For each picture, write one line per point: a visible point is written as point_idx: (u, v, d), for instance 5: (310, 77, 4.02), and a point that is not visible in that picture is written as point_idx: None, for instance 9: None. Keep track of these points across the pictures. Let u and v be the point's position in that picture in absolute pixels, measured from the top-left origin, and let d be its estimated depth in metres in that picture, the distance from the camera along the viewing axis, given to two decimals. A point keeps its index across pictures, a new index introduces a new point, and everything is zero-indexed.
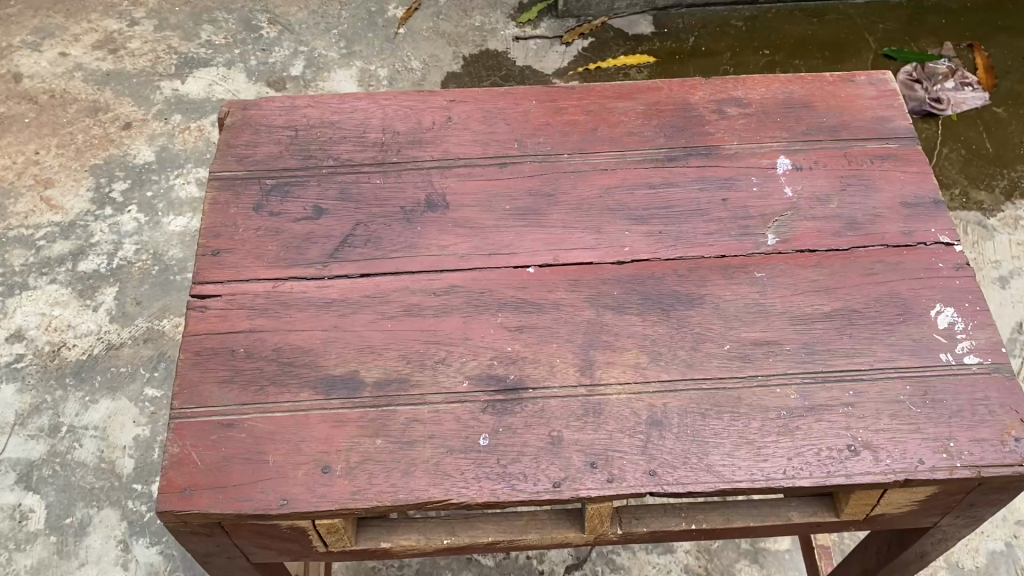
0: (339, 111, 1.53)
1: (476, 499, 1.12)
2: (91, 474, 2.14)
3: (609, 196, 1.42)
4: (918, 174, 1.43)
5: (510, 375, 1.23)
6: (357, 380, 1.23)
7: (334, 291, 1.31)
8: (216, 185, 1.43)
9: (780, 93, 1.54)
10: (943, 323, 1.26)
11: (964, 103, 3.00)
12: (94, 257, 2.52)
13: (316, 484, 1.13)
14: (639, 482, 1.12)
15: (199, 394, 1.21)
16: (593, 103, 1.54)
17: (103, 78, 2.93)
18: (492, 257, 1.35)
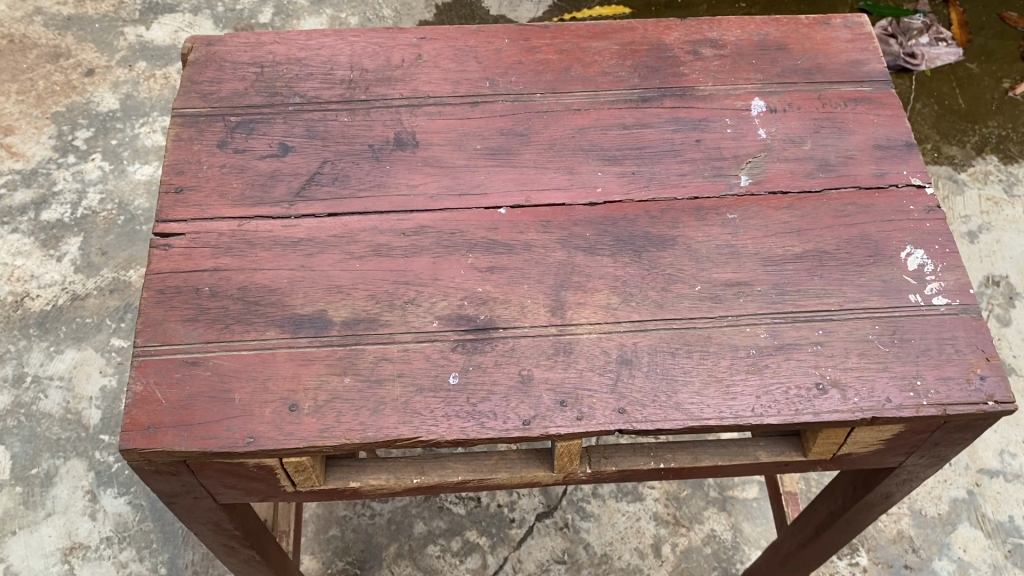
0: (306, 48, 1.49)
1: (445, 437, 1.11)
2: (57, 425, 2.11)
3: (581, 136, 1.40)
4: (891, 117, 1.42)
5: (481, 314, 1.22)
6: (325, 319, 1.21)
7: (300, 229, 1.29)
8: (179, 121, 1.39)
9: (755, 34, 1.52)
10: (913, 265, 1.26)
11: (937, 58, 3.00)
12: (57, 206, 2.47)
13: (283, 422, 1.11)
14: (608, 419, 1.12)
15: (163, 332, 1.19)
16: (566, 42, 1.51)
17: (64, 22, 2.84)
18: (462, 197, 1.33)
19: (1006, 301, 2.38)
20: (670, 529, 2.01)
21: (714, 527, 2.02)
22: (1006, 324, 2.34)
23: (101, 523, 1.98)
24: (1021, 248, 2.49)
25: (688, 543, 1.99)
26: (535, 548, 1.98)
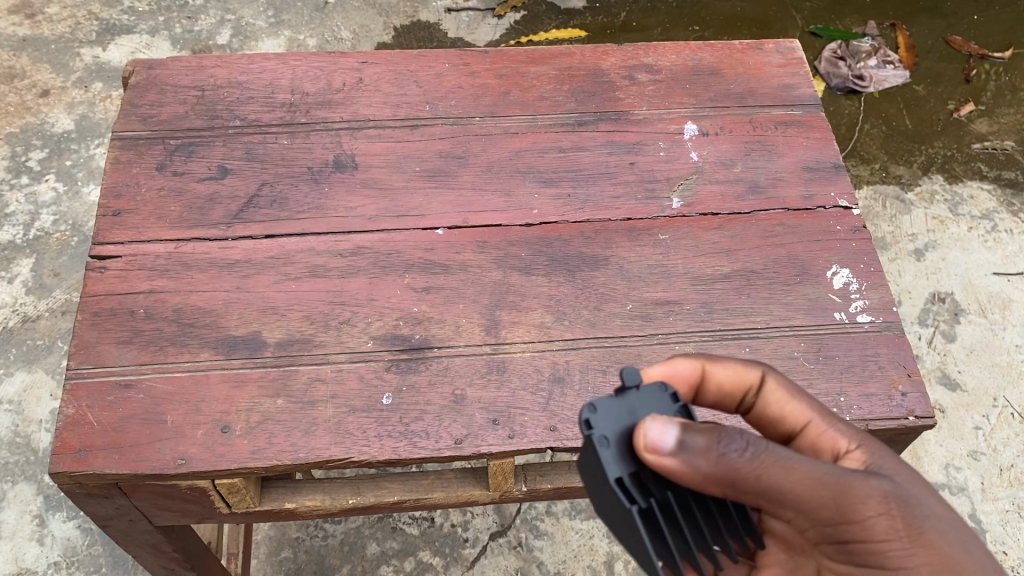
0: (248, 72, 1.51)
1: (377, 457, 1.12)
2: (4, 449, 2.08)
3: (519, 158, 1.42)
4: (819, 140, 1.47)
5: (415, 334, 1.23)
6: (259, 340, 1.22)
7: (237, 252, 1.30)
8: (119, 144, 1.40)
9: (690, 59, 1.56)
10: (839, 284, 1.30)
11: (885, 81, 3.07)
12: (9, 228, 2.45)
13: (215, 443, 1.12)
14: (539, 437, 1.14)
15: (96, 354, 1.19)
16: (505, 67, 1.54)
17: (19, 43, 2.83)
18: (400, 218, 1.35)
19: (951, 318, 2.43)
20: (623, 546, 2.01)
21: None
22: (952, 340, 2.39)
23: (48, 548, 1.96)
24: (965, 266, 2.55)
25: None
26: (488, 567, 1.97)
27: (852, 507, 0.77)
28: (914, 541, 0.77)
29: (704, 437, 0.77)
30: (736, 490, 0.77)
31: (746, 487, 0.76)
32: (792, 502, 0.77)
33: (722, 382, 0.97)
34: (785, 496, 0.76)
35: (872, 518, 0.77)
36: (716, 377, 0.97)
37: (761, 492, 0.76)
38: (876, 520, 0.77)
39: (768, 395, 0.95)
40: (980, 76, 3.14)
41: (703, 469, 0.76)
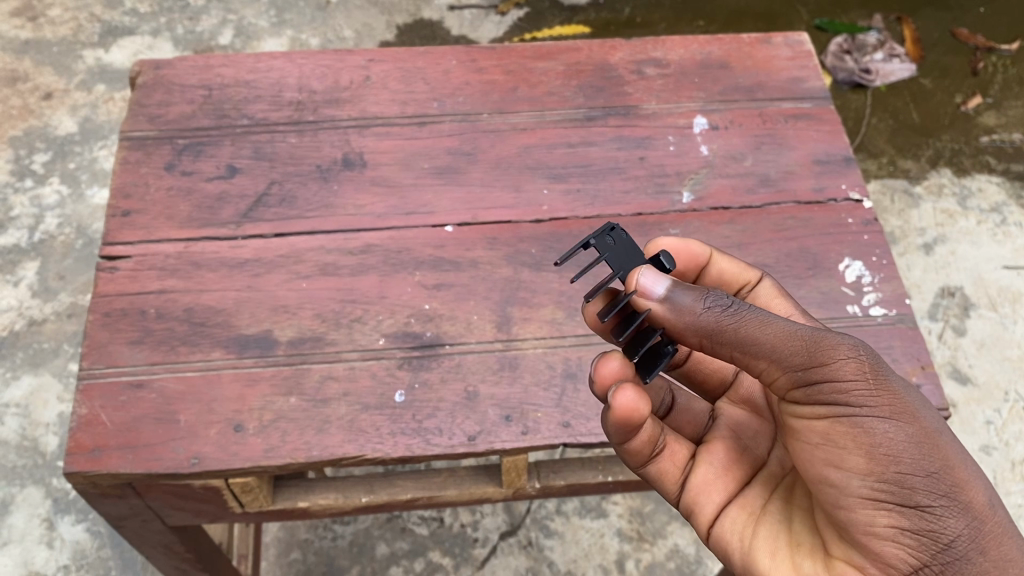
0: (255, 71, 1.50)
1: (391, 454, 1.12)
2: (13, 453, 2.08)
3: (528, 154, 1.42)
4: (829, 133, 1.46)
5: (427, 332, 1.23)
6: (271, 339, 1.21)
7: (247, 251, 1.29)
8: (127, 145, 1.39)
9: (698, 53, 1.55)
10: (852, 277, 1.29)
11: (891, 74, 3.06)
12: (14, 231, 2.45)
13: (228, 443, 1.12)
14: (553, 434, 1.14)
15: (108, 354, 1.19)
16: (513, 63, 1.53)
17: (22, 46, 2.82)
18: (410, 215, 1.34)
19: (961, 312, 2.43)
20: (634, 545, 2.01)
21: (678, 541, 2.01)
22: (962, 334, 2.39)
23: (58, 551, 1.96)
24: (975, 259, 2.55)
25: (652, 559, 1.99)
26: (499, 567, 1.97)
27: (823, 350, 0.82)
28: (875, 381, 0.82)
29: (688, 295, 0.86)
30: (712, 341, 0.85)
31: (725, 336, 0.84)
32: (765, 347, 0.82)
33: (723, 271, 1.10)
34: (758, 347, 0.82)
35: (843, 359, 0.82)
36: (720, 266, 1.10)
37: (743, 341, 0.82)
38: (845, 360, 0.82)
39: (757, 291, 1.08)
40: (987, 69, 3.14)
41: (687, 321, 0.86)
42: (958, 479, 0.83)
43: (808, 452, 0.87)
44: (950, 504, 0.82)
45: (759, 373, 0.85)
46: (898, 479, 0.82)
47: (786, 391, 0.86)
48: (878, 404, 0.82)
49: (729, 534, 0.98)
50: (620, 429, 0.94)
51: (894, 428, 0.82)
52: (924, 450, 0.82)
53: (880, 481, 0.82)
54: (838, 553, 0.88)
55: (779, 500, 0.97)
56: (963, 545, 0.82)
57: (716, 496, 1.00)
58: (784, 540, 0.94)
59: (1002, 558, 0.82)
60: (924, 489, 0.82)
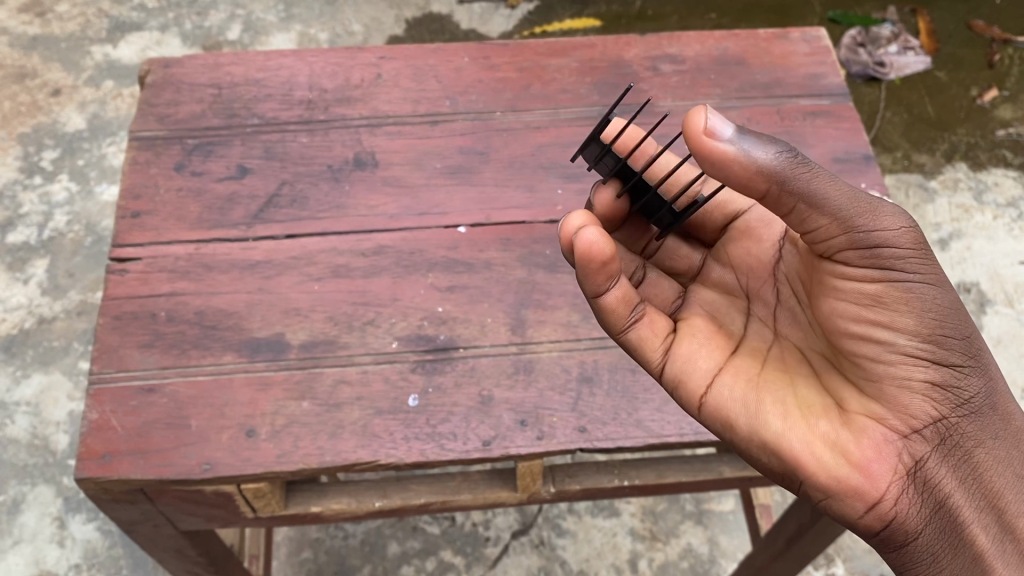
0: (265, 69, 1.48)
1: (405, 459, 1.11)
2: (23, 451, 2.08)
3: (542, 153, 1.40)
4: (848, 131, 1.44)
5: (440, 335, 1.21)
6: (283, 343, 1.20)
7: (258, 253, 1.28)
8: (136, 145, 1.38)
9: (714, 49, 1.53)
10: None
11: (906, 67, 3.03)
12: (23, 228, 2.45)
13: (240, 448, 1.11)
14: (568, 438, 1.12)
15: (119, 358, 1.18)
16: (525, 60, 1.51)
17: (30, 42, 2.82)
18: (422, 216, 1.32)
19: (977, 308, 2.40)
20: (646, 544, 1.99)
21: (691, 540, 2.00)
22: None
23: (69, 550, 1.96)
24: (991, 255, 2.52)
25: (665, 558, 1.97)
26: (511, 566, 1.96)
27: (879, 210, 0.85)
28: (927, 250, 0.86)
29: (753, 142, 0.84)
30: (783, 184, 0.83)
31: (796, 184, 0.83)
32: (832, 198, 0.83)
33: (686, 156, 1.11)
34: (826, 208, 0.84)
35: (892, 221, 0.84)
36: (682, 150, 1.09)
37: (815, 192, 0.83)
38: (903, 226, 0.85)
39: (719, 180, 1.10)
40: (1003, 61, 3.10)
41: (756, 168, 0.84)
42: (981, 342, 0.89)
43: (852, 310, 0.88)
44: (976, 363, 0.88)
45: (812, 227, 0.86)
46: (941, 340, 0.86)
47: (832, 245, 0.87)
48: (925, 270, 0.85)
49: (730, 400, 0.96)
50: (587, 275, 0.95)
51: (940, 295, 0.86)
52: (957, 313, 0.87)
53: (924, 339, 0.86)
54: (858, 411, 0.89)
55: (779, 369, 0.97)
56: (981, 401, 0.88)
57: (710, 362, 0.99)
58: (796, 402, 0.93)
59: (1007, 415, 0.90)
60: (956, 347, 0.86)
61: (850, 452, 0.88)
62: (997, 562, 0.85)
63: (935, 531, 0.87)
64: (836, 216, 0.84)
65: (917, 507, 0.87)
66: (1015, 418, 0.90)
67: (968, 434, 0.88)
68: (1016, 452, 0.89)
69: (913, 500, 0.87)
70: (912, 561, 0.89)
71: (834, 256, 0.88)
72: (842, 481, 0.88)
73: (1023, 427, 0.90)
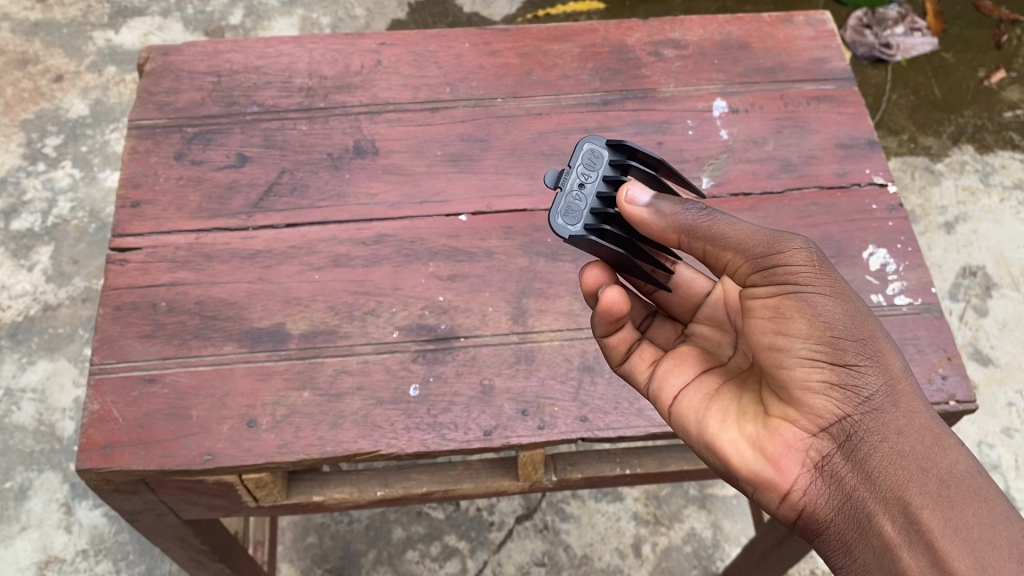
0: (264, 56, 1.47)
1: (406, 449, 1.11)
2: (30, 438, 2.11)
3: (543, 140, 1.38)
4: (853, 115, 1.42)
5: (441, 324, 1.21)
6: (284, 333, 1.20)
7: (259, 242, 1.27)
8: (135, 133, 1.37)
9: (718, 33, 1.51)
10: (876, 265, 1.27)
11: (913, 49, 2.99)
12: (28, 215, 2.46)
13: (241, 438, 1.11)
14: (570, 428, 1.12)
15: (120, 349, 1.18)
16: (527, 45, 1.49)
17: (32, 28, 2.81)
18: (423, 205, 1.31)
19: (983, 292, 2.39)
20: (650, 528, 1.99)
21: (694, 525, 2.00)
22: (984, 315, 2.35)
23: (77, 536, 1.99)
24: (997, 238, 2.50)
25: (669, 542, 1.98)
26: (514, 551, 1.96)
27: (777, 239, 0.90)
28: (818, 266, 0.89)
29: (669, 203, 0.99)
30: (688, 233, 0.96)
31: (698, 231, 0.95)
32: (731, 236, 0.92)
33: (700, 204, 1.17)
34: (726, 243, 0.93)
35: (790, 246, 0.89)
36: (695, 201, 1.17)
37: (714, 234, 0.93)
38: (794, 248, 0.89)
39: None
40: (1010, 42, 3.07)
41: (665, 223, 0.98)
42: (880, 343, 0.88)
43: (759, 326, 0.91)
44: (874, 363, 0.87)
45: (724, 263, 0.94)
46: (833, 342, 0.86)
47: (744, 278, 0.93)
48: (819, 282, 0.88)
49: (686, 412, 0.99)
50: (598, 322, 1.02)
51: (830, 303, 0.87)
52: (855, 318, 0.88)
53: (818, 343, 0.87)
54: (775, 412, 0.91)
55: (733, 384, 0.99)
56: (882, 399, 0.87)
57: (680, 379, 1.02)
58: (734, 408, 0.96)
59: (912, 411, 0.87)
60: (856, 350, 0.87)
61: (764, 450, 0.90)
62: (905, 550, 0.81)
63: (845, 521, 0.86)
64: (738, 250, 0.92)
65: (826, 497, 0.88)
66: (922, 413, 0.87)
67: (872, 431, 0.86)
68: (924, 446, 0.85)
69: (821, 490, 0.88)
70: (829, 552, 0.88)
71: (747, 285, 0.93)
72: (760, 477, 0.91)
73: (927, 424, 0.86)
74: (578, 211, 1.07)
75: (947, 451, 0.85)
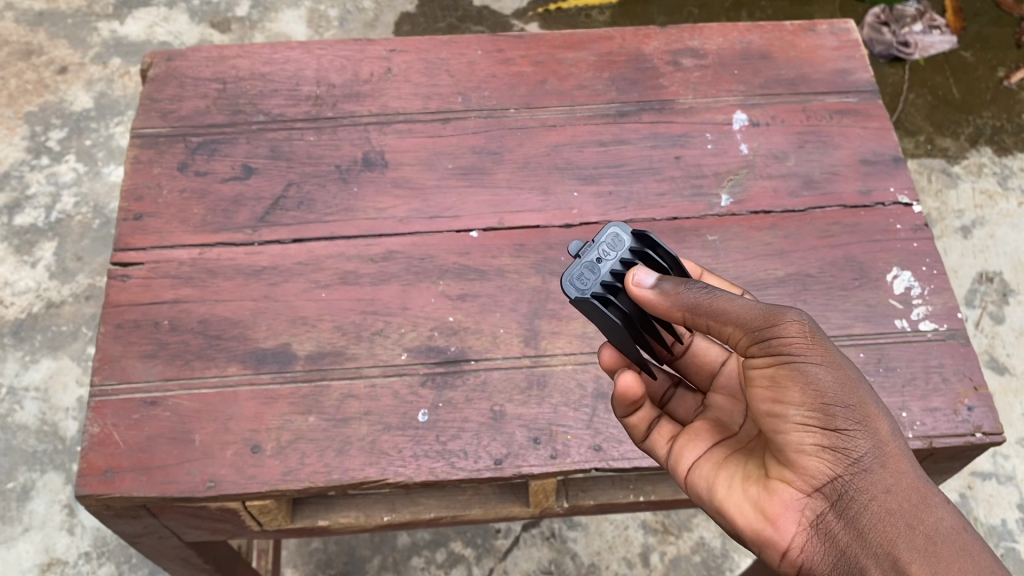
0: (271, 62, 1.42)
1: (414, 478, 1.08)
2: (33, 437, 2.08)
3: (557, 153, 1.34)
4: (878, 130, 1.38)
5: (451, 346, 1.17)
6: (289, 354, 1.16)
7: (264, 258, 1.24)
8: (138, 142, 1.34)
9: (738, 42, 1.46)
10: (900, 288, 1.23)
11: (931, 47, 2.93)
12: (31, 210, 2.43)
13: (245, 465, 1.08)
14: (583, 458, 1.09)
15: (121, 369, 1.14)
16: (541, 53, 1.45)
17: (36, 18, 2.77)
18: (433, 220, 1.28)
19: (999, 298, 2.34)
20: (658, 537, 1.97)
21: (704, 534, 1.97)
22: (1000, 322, 2.30)
23: (79, 538, 1.97)
24: (1015, 243, 2.45)
25: (677, 552, 1.95)
26: (521, 558, 1.93)
27: (774, 311, 0.85)
28: (812, 335, 0.84)
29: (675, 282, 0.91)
30: (693, 314, 0.89)
31: (701, 310, 0.88)
32: (733, 311, 0.86)
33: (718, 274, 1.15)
34: (728, 321, 0.86)
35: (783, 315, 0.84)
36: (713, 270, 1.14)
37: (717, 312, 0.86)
38: (789, 318, 0.84)
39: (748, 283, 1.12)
40: None
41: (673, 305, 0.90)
42: (871, 407, 0.83)
43: (757, 394, 0.87)
44: (866, 427, 0.82)
45: (726, 338, 0.88)
46: (823, 408, 0.82)
47: (744, 351, 0.87)
48: (811, 350, 0.83)
49: (698, 477, 0.96)
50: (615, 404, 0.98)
51: (821, 370, 0.83)
52: (850, 386, 0.83)
53: (809, 410, 0.82)
54: (775, 476, 0.88)
55: (744, 450, 0.95)
56: (872, 461, 0.82)
57: (695, 451, 0.99)
58: (739, 473, 0.93)
59: (901, 470, 0.82)
60: (844, 417, 0.82)
61: (764, 513, 0.87)
62: None
63: None
64: (735, 326, 0.86)
65: (823, 557, 0.83)
66: (911, 472, 0.82)
67: (863, 491, 0.82)
68: (910, 506, 0.80)
69: (818, 551, 0.84)
70: None
71: (745, 356, 0.88)
72: (765, 540, 0.88)
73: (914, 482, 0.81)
74: (588, 283, 0.98)
75: (932, 510, 0.80)
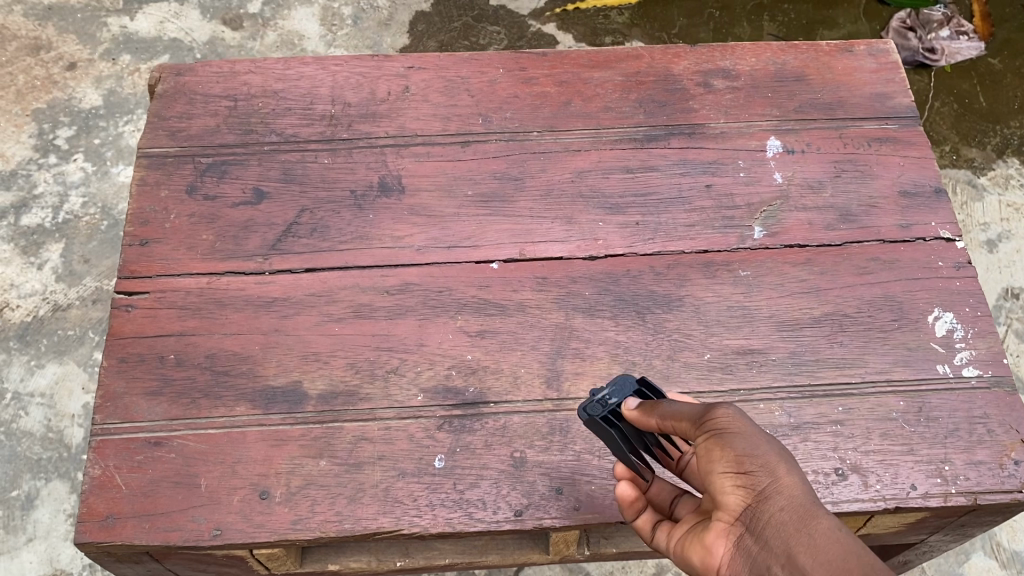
0: (284, 78, 1.37)
1: (430, 529, 1.02)
2: (37, 445, 2.04)
3: (581, 180, 1.28)
4: (918, 159, 1.31)
5: (470, 387, 1.12)
6: (300, 392, 1.11)
7: (275, 288, 1.18)
8: (145, 163, 1.28)
9: (772, 63, 1.40)
10: (942, 331, 1.17)
11: (958, 53, 2.85)
12: (37, 210, 2.38)
13: (253, 512, 1.03)
14: (607, 511, 1.03)
15: (124, 407, 1.10)
16: (565, 72, 1.39)
17: (44, 12, 2.71)
18: (451, 250, 1.22)
19: None
20: None
21: None
22: None
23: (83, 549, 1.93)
24: None
25: None
26: None
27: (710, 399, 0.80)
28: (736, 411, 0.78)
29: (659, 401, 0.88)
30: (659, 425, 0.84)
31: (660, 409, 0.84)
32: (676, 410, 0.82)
33: None
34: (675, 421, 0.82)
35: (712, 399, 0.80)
36: None
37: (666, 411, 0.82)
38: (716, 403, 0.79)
39: None
40: None
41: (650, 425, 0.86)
42: (781, 451, 0.74)
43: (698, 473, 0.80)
44: (773, 468, 0.72)
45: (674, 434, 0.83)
46: (729, 457, 0.74)
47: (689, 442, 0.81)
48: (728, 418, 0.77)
49: None
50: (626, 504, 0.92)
51: (730, 425, 0.76)
52: (764, 437, 0.75)
53: (723, 465, 0.74)
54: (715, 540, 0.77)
55: None
56: (779, 499, 0.70)
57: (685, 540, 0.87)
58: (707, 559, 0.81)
59: (800, 501, 0.70)
60: (752, 459, 0.73)
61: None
62: None
63: None
64: (683, 416, 0.80)
65: None
66: (804, 497, 0.70)
67: (769, 527, 0.69)
68: (797, 525, 0.68)
69: None
70: None
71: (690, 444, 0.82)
72: None
73: (813, 510, 0.68)
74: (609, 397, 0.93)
75: (819, 522, 0.67)
